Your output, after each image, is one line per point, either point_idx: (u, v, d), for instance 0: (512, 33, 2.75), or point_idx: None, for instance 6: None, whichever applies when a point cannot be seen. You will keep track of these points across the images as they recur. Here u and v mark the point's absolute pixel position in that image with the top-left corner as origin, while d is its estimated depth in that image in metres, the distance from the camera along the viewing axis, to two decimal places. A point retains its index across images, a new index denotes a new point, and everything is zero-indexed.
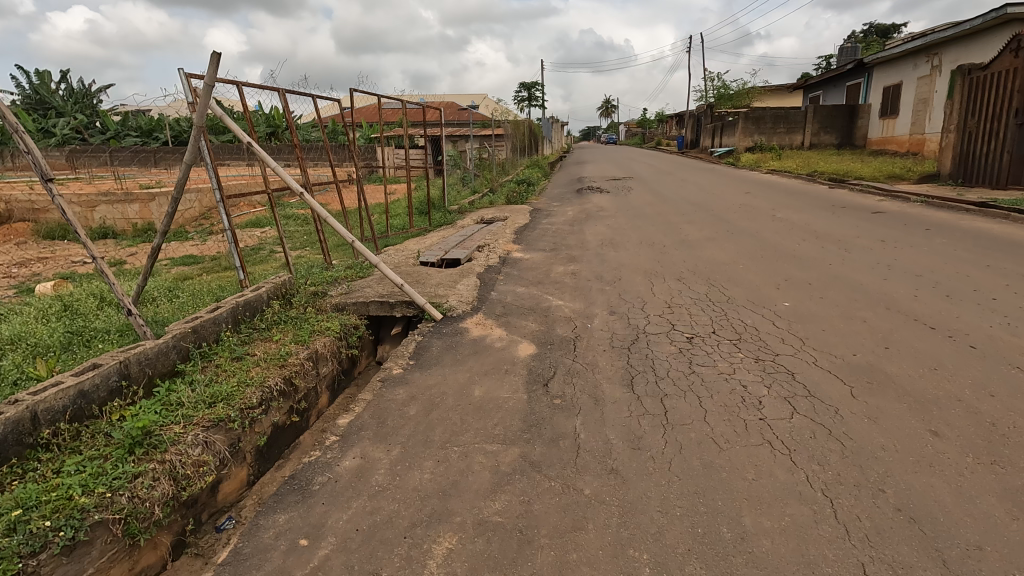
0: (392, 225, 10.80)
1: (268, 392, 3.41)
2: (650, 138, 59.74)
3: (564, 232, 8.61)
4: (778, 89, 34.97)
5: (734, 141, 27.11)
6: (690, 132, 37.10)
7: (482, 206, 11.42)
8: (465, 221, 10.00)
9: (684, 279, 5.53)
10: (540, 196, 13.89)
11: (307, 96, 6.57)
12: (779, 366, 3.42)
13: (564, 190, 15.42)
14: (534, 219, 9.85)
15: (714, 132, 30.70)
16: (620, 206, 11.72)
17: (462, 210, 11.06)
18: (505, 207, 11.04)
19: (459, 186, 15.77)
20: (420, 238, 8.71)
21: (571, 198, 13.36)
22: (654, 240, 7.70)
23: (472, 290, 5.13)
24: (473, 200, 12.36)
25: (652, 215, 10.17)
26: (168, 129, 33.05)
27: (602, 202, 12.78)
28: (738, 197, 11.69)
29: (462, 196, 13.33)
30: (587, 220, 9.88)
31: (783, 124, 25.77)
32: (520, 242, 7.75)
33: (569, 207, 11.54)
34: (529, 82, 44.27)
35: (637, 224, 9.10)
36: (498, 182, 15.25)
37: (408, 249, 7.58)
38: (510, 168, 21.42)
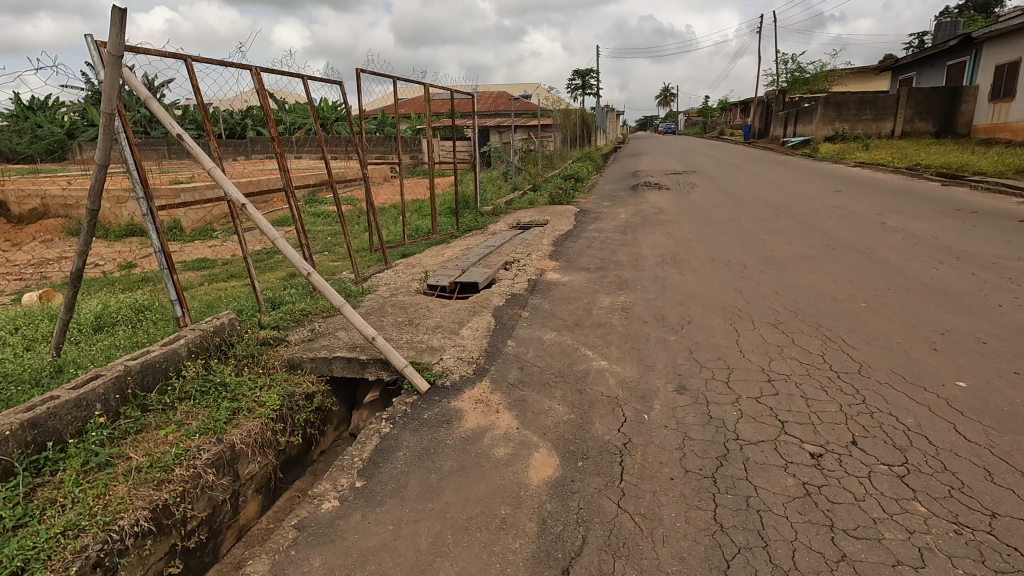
0: (418, 229, 9.53)
1: (116, 542, 2.11)
2: (713, 128, 56.20)
3: (614, 242, 7.07)
4: (862, 72, 31.47)
5: (810, 129, 24.39)
6: (759, 121, 34.12)
7: (521, 206, 9.96)
8: (498, 224, 8.62)
9: (781, 326, 3.91)
10: (589, 194, 12.27)
11: (296, 77, 5.29)
12: (1013, 553, 1.82)
13: (616, 187, 13.73)
14: (579, 224, 8.36)
15: (787, 120, 27.85)
16: (682, 207, 10.00)
17: (497, 211, 9.66)
18: (547, 208, 9.56)
19: (500, 181, 14.36)
20: (443, 248, 7.38)
21: (625, 197, 11.71)
22: (729, 257, 6.05)
23: (480, 340, 3.70)
24: (512, 198, 10.90)
25: (723, 219, 8.46)
26: (221, 123, 33.27)
27: (660, 201, 11.06)
28: (828, 197, 9.73)
29: (501, 193, 11.93)
30: (643, 225, 8.30)
31: (869, 110, 22.85)
32: (559, 255, 6.29)
33: (621, 209, 9.91)
34: (583, 70, 42.17)
35: (704, 232, 7.45)
36: (543, 178, 13.70)
37: (422, 264, 6.25)
38: (560, 162, 19.84)
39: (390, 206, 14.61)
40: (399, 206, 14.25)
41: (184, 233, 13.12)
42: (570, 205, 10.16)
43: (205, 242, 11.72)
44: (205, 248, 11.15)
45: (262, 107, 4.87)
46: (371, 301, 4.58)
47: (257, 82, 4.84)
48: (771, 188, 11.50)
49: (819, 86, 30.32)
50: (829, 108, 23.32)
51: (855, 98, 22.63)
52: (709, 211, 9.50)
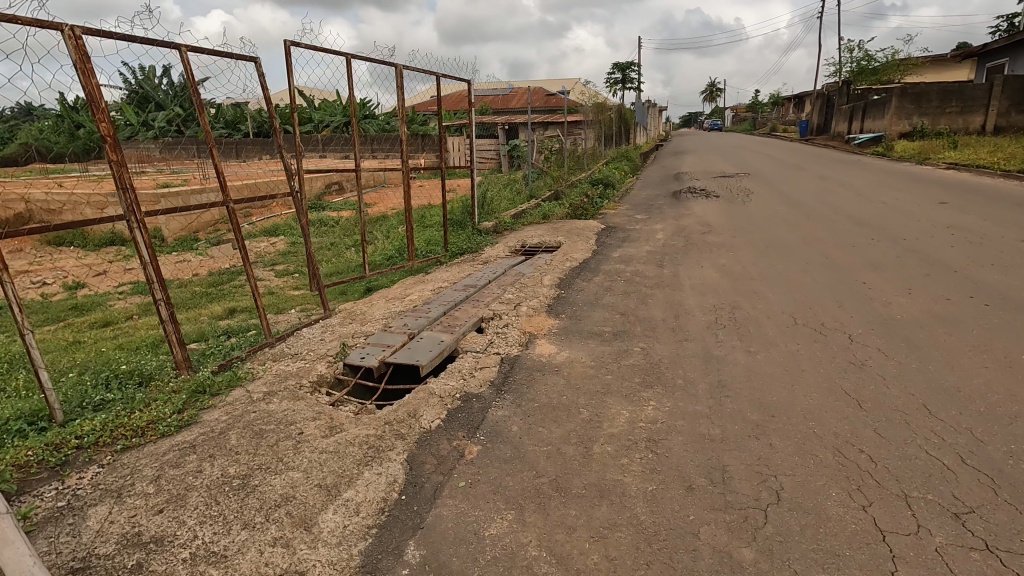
0: (403, 250, 7.74)
1: None
2: (763, 124, 52.60)
3: (644, 282, 5.07)
4: (939, 59, 28.06)
5: (881, 125, 21.48)
6: (818, 115, 31.02)
7: (532, 220, 8.07)
8: (496, 247, 6.75)
9: (979, 532, 1.89)
10: (619, 203, 10.26)
11: (165, 46, 3.52)
12: None
13: (654, 193, 11.65)
14: (602, 248, 6.40)
15: (852, 114, 24.88)
16: (737, 220, 7.87)
17: (501, 226, 7.75)
18: (564, 225, 7.60)
19: (517, 187, 12.54)
20: (415, 284, 5.55)
21: (665, 207, 9.63)
22: (819, 316, 3.99)
23: (347, 548, 1.84)
24: (524, 209, 9.02)
25: (796, 243, 6.33)
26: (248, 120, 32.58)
27: (707, 212, 8.94)
28: (933, 213, 7.44)
29: (514, 202, 10.04)
30: (687, 251, 6.28)
31: (955, 101, 19.81)
32: (562, 306, 4.36)
33: (658, 224, 7.88)
34: (623, 63, 39.63)
35: (772, 266, 5.39)
36: (568, 184, 11.72)
37: (368, 315, 4.44)
38: (591, 163, 17.76)
39: (395, 213, 12.93)
40: (403, 213, 12.55)
41: (164, 243, 11.72)
42: (595, 221, 8.19)
43: (179, 255, 10.28)
44: (174, 264, 9.69)
45: (85, 92, 3.10)
46: (223, 410, 2.74)
47: (78, 51, 3.09)
48: (849, 198, 9.22)
49: (889, 77, 27.11)
50: (906, 100, 20.37)
51: (937, 88, 19.66)
52: (774, 227, 7.36)
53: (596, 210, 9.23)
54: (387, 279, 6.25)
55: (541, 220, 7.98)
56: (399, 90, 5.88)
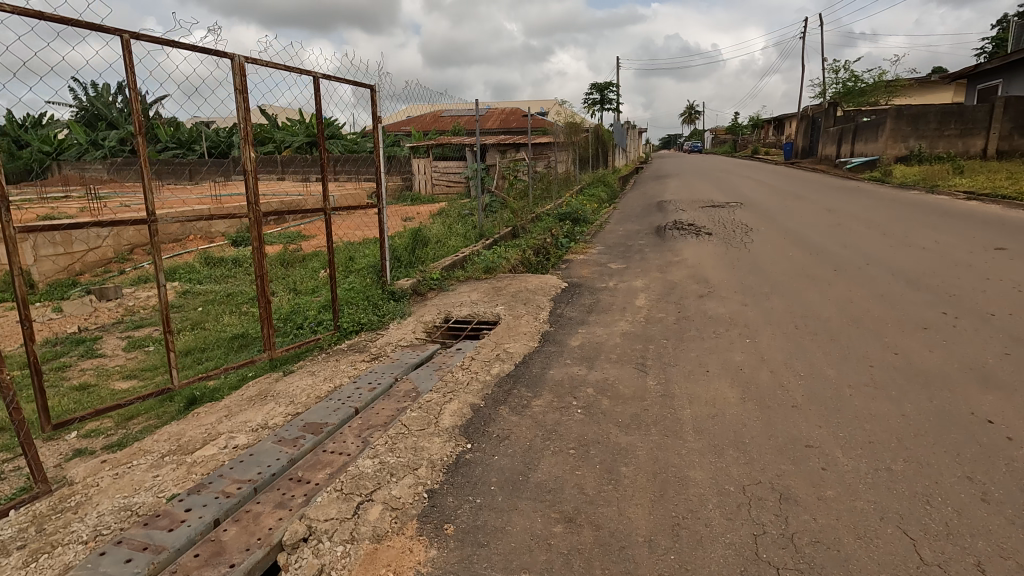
0: (291, 317, 5.65)
1: None
2: (744, 147, 51.87)
3: (615, 408, 3.04)
4: (926, 81, 27.18)
5: (875, 148, 20.05)
6: (802, 138, 29.85)
7: (470, 274, 6.07)
8: (407, 321, 4.71)
9: None
10: (590, 244, 8.31)
11: None
12: None
13: (633, 229, 9.75)
14: (558, 327, 4.38)
15: (841, 137, 23.56)
16: (743, 274, 5.95)
17: (426, 283, 5.71)
18: (512, 283, 5.60)
19: (471, 222, 10.60)
20: (250, 404, 3.46)
21: (647, 250, 7.70)
22: (960, 536, 2.00)
23: None
24: (465, 254, 7.01)
25: (837, 318, 4.40)
26: (204, 140, 30.37)
27: (700, 257, 7.04)
28: (1001, 266, 5.62)
29: (459, 244, 8.05)
30: (682, 332, 4.29)
31: (954, 123, 18.53)
32: (458, 492, 2.30)
33: (639, 281, 5.92)
34: (602, 83, 38.35)
35: (818, 372, 3.42)
36: (530, 220, 9.75)
37: (89, 505, 2.33)
38: (563, 190, 15.94)
39: (327, 251, 10.86)
40: (335, 252, 10.47)
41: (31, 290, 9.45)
42: (555, 276, 6.17)
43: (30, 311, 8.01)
44: None
45: None
46: None
47: None
48: (875, 240, 7.41)
49: (878, 98, 25.97)
50: (902, 122, 18.95)
51: (936, 109, 18.38)
52: (793, 285, 5.45)
53: (558, 258, 7.27)
54: (232, 379, 4.14)
55: (481, 276, 5.95)
56: (242, 94, 3.83)
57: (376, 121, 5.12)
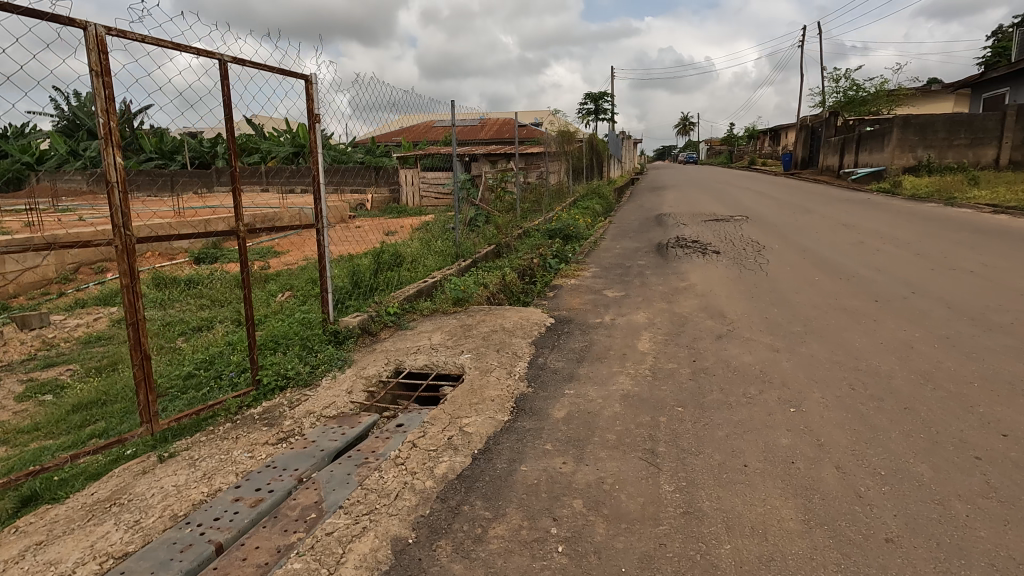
0: (213, 361, 4.58)
1: None
2: (740, 157, 51.24)
3: (616, 545, 1.98)
4: (928, 90, 26.48)
5: (880, 158, 19.21)
6: (801, 148, 29.11)
7: (434, 307, 5.01)
8: (342, 376, 3.64)
9: None
10: (582, 265, 7.30)
11: None
12: None
13: (630, 247, 8.74)
14: (538, 387, 3.33)
15: (844, 147, 22.74)
16: (765, 307, 4.94)
17: (381, 318, 4.65)
18: (486, 319, 4.56)
19: (450, 239, 9.58)
20: (84, 521, 2.36)
21: (647, 273, 6.68)
22: None
23: None
24: (434, 279, 5.97)
25: (901, 372, 3.38)
26: (185, 151, 29.40)
27: (710, 282, 6.04)
28: None
29: (432, 265, 7.02)
30: (701, 394, 3.24)
31: (964, 132, 17.72)
32: None
33: (640, 315, 4.90)
34: (596, 93, 37.60)
35: (904, 471, 2.39)
36: (516, 237, 8.74)
37: None
38: (555, 203, 14.96)
39: (292, 270, 9.84)
40: (300, 271, 9.48)
41: None
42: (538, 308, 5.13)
43: None
44: None
45: None
46: None
47: None
48: (909, 262, 6.43)
49: (879, 107, 25.19)
50: (909, 131, 18.11)
51: (945, 117, 17.56)
52: (829, 322, 4.44)
53: (544, 284, 6.25)
54: (97, 463, 3.07)
55: (448, 310, 4.91)
56: (101, 78, 2.79)
57: (312, 119, 4.06)
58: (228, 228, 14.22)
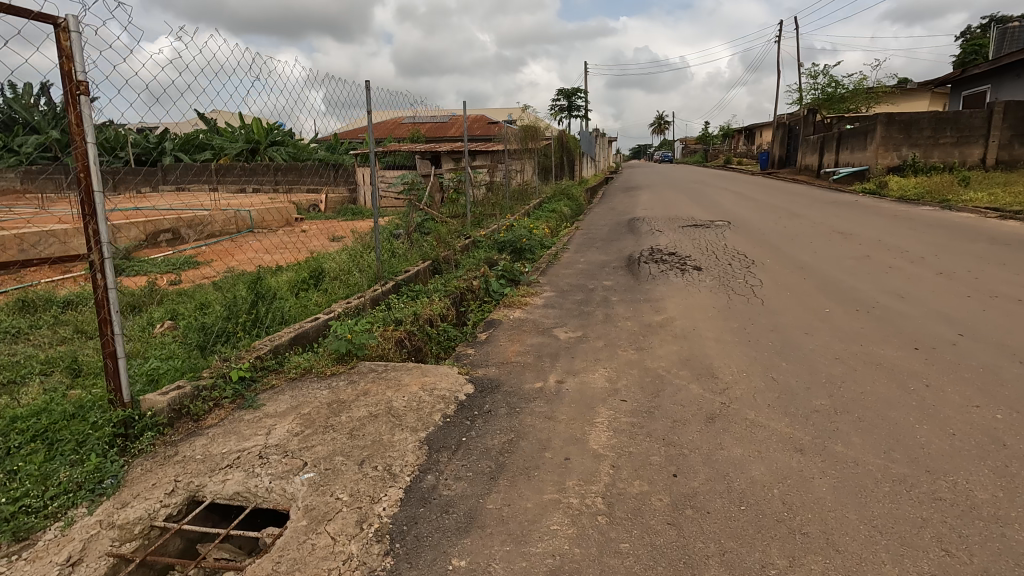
0: None
1: None
2: (716, 156, 50.55)
3: None
4: (906, 87, 25.81)
5: (863, 157, 18.24)
6: (779, 147, 28.27)
7: (305, 366, 3.52)
8: (79, 527, 2.10)
9: None
10: (534, 288, 5.89)
11: None
12: None
13: (596, 261, 7.36)
14: (404, 559, 1.87)
15: (824, 146, 21.79)
16: (769, 362, 3.57)
17: (216, 390, 3.14)
18: (371, 391, 3.10)
19: (385, 251, 8.07)
20: None
21: (611, 300, 5.29)
22: None
23: None
24: (327, 315, 4.45)
25: (1014, 514, 2.02)
26: (128, 147, 27.21)
27: (692, 315, 4.69)
28: None
29: (344, 291, 5.53)
30: (688, 568, 1.84)
31: (950, 130, 16.85)
32: None
33: (598, 375, 3.51)
34: (569, 89, 36.21)
35: None
36: (459, 249, 7.30)
37: None
38: (518, 205, 13.55)
39: (196, 289, 8.23)
40: (204, 291, 7.91)
41: None
42: (454, 364, 3.71)
43: None
44: None
45: None
46: None
47: None
48: (935, 287, 5.16)
49: (858, 105, 24.29)
50: (894, 128, 17.18)
51: (931, 114, 16.66)
52: (863, 392, 3.08)
53: (477, 321, 4.83)
54: None
55: (324, 370, 3.44)
56: None
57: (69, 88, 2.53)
58: (145, 234, 12.46)
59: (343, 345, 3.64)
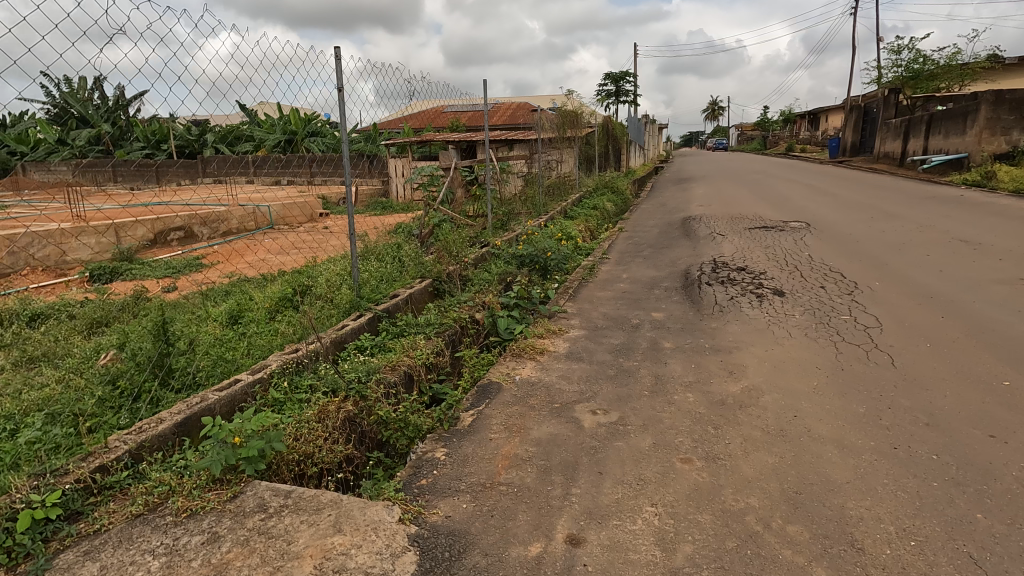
0: None
1: None
2: (777, 142, 47.06)
3: None
4: (1009, 61, 22.52)
5: (962, 143, 15.69)
6: (852, 132, 25.45)
7: (160, 487, 2.18)
8: None
9: None
10: (557, 323, 4.42)
11: None
12: None
13: (643, 278, 5.81)
14: None
15: (909, 131, 19.12)
16: (950, 514, 2.02)
17: None
18: (228, 570, 1.76)
19: (386, 262, 6.73)
20: None
21: (663, 349, 3.78)
22: None
23: None
24: (250, 377, 3.09)
25: None
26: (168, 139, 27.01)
27: (788, 382, 3.14)
28: None
29: (304, 328, 4.19)
30: None
31: None
32: None
33: (643, 522, 2.05)
34: (617, 73, 33.99)
35: None
36: (470, 263, 5.89)
37: None
38: (555, 201, 12.02)
39: (176, 303, 7.14)
40: (180, 306, 6.81)
41: None
42: (403, 490, 2.30)
43: None
44: None
45: None
46: None
47: None
48: None
49: (950, 83, 21.30)
50: (1003, 108, 14.60)
51: None
52: None
53: (466, 390, 3.41)
54: None
55: (180, 507, 2.07)
56: None
57: None
58: (153, 233, 11.62)
59: (221, 460, 2.16)
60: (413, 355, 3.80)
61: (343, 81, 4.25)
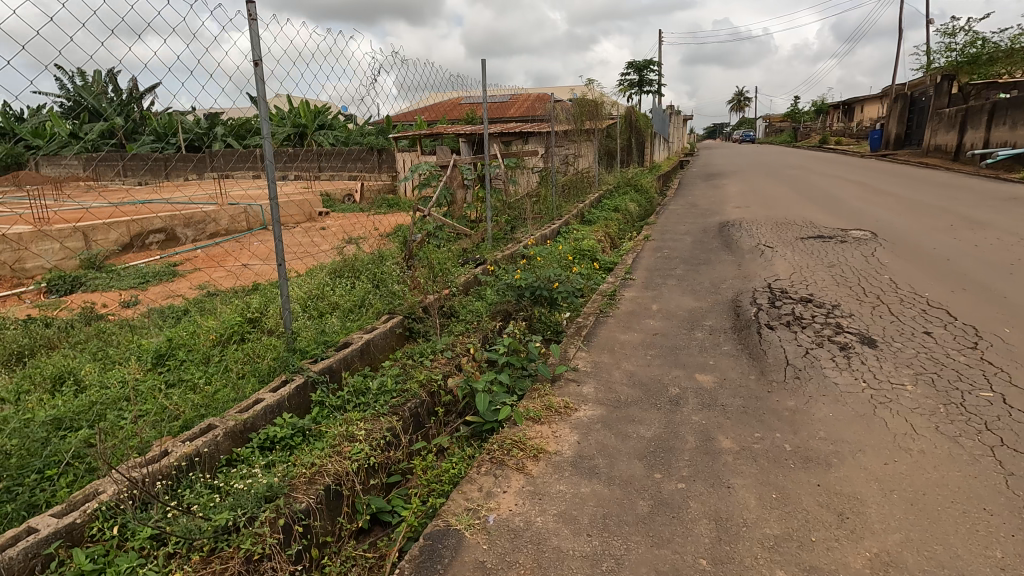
0: None
1: None
2: (808, 134, 44.78)
3: None
4: None
5: None
6: (896, 123, 23.50)
7: None
8: None
9: None
10: (562, 392, 3.16)
11: None
12: None
13: (679, 313, 4.50)
14: None
15: (967, 120, 17.28)
16: None
17: None
18: None
19: (359, 282, 5.53)
20: None
21: (722, 453, 2.49)
22: None
23: None
24: (52, 526, 1.90)
25: None
26: (174, 133, 26.17)
27: (950, 548, 1.86)
28: None
29: (204, 401, 2.97)
30: None
31: None
32: None
33: None
34: (640, 62, 32.23)
35: None
36: (457, 291, 4.66)
37: None
38: (570, 201, 10.72)
39: (117, 328, 6.04)
40: (117, 333, 5.67)
41: None
42: None
43: None
44: None
45: None
46: None
47: None
48: None
49: (1011, 69, 19.33)
50: None
51: None
52: None
53: (412, 534, 2.20)
54: None
55: None
56: None
57: None
58: (129, 236, 10.62)
59: None
60: (347, 455, 2.60)
61: (259, 50, 3.00)
